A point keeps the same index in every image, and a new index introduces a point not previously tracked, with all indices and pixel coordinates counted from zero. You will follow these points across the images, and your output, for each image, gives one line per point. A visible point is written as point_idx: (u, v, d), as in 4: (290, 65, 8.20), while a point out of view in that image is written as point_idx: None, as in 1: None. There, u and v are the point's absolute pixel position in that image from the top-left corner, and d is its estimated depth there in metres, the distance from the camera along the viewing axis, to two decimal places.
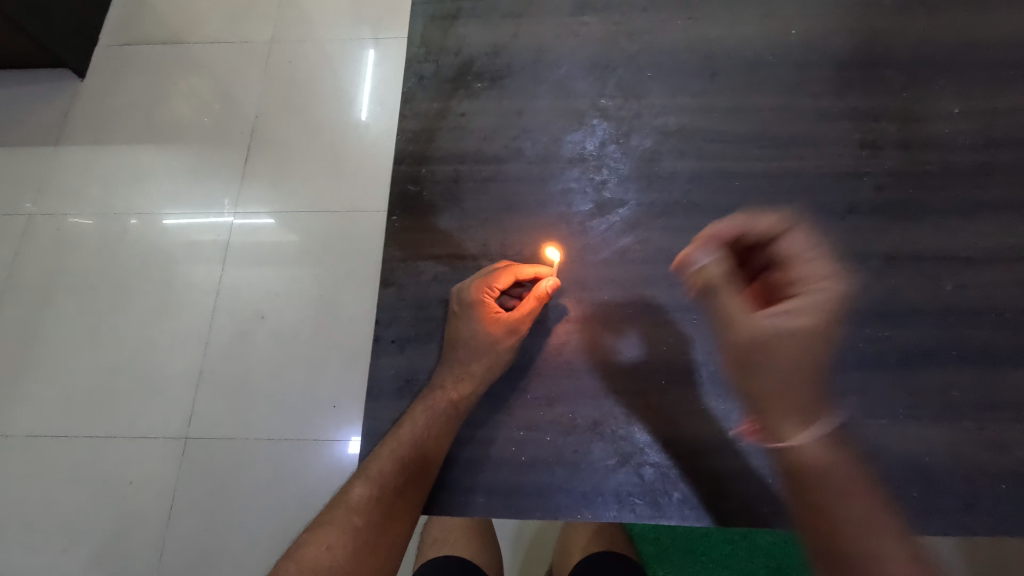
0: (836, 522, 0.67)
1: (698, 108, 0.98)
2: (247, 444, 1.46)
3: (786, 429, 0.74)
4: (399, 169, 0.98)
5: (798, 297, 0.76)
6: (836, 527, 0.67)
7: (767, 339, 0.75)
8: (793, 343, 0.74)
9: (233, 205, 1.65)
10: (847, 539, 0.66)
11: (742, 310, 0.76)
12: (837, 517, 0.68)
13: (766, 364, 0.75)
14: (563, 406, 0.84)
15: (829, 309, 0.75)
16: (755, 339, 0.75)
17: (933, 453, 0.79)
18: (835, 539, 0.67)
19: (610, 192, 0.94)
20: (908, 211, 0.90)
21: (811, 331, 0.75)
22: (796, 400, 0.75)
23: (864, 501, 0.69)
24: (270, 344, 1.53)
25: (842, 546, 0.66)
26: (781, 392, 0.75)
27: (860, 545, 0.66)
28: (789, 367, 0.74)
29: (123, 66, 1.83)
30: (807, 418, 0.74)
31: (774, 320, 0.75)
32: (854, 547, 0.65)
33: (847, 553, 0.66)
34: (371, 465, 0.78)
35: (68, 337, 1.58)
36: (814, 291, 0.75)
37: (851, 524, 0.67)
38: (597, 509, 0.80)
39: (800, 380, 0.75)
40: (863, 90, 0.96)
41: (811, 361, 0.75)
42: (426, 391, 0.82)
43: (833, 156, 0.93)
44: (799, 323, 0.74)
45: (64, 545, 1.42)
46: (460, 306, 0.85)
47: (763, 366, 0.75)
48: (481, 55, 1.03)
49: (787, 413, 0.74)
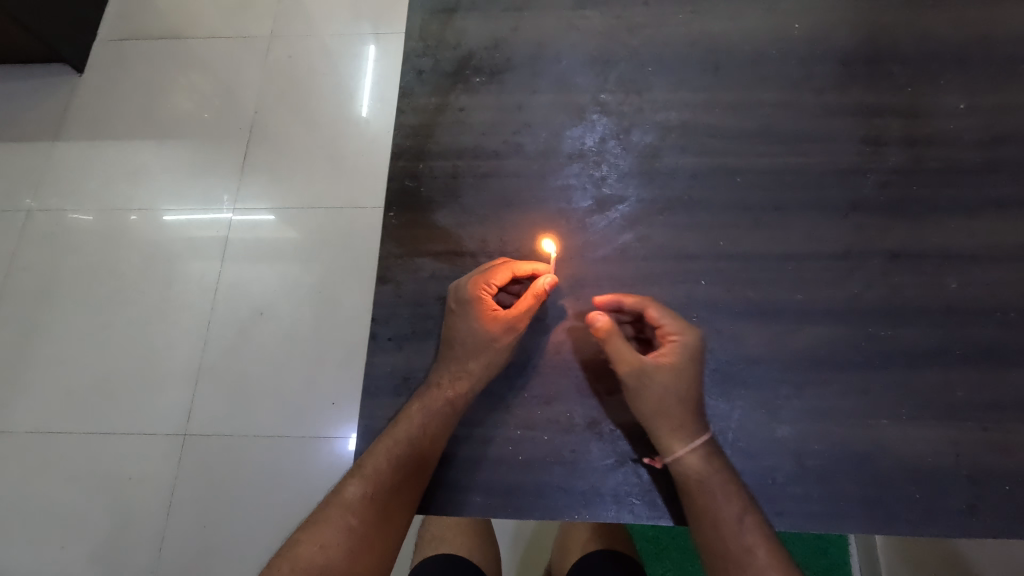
0: (715, 527, 0.73)
1: (700, 103, 0.96)
2: (246, 440, 1.45)
3: (673, 448, 0.76)
4: (397, 164, 0.97)
5: (671, 340, 0.80)
6: (715, 532, 0.73)
7: (644, 375, 0.78)
8: (668, 378, 0.78)
9: (232, 201, 1.64)
10: (722, 541, 0.73)
11: (622, 349, 0.80)
12: (716, 523, 0.73)
13: (644, 398, 0.78)
14: (562, 404, 0.83)
15: (692, 356, 0.79)
16: (632, 374, 0.79)
17: (937, 454, 0.78)
18: (713, 541, 0.74)
19: (610, 188, 0.93)
20: (912, 208, 0.88)
21: (682, 371, 0.78)
22: (677, 423, 0.77)
23: (741, 502, 0.74)
24: (268, 340, 1.52)
25: (717, 546, 0.73)
26: (663, 418, 0.77)
27: (734, 546, 0.72)
28: (664, 400, 0.77)
29: (122, 61, 1.82)
30: (691, 439, 0.76)
31: (646, 361, 0.79)
32: (727, 548, 0.73)
33: (721, 551, 0.73)
34: (366, 463, 0.77)
35: (66, 333, 1.57)
36: (682, 336, 0.80)
37: (728, 529, 0.73)
38: (595, 509, 0.79)
39: (681, 408, 0.77)
40: (868, 85, 0.95)
41: (689, 395, 0.78)
42: (423, 389, 0.81)
43: (837, 152, 0.92)
44: (668, 362, 0.78)
45: (62, 541, 1.42)
46: (458, 302, 0.83)
47: (641, 399, 0.78)
48: (481, 49, 1.02)
49: (672, 434, 0.76)
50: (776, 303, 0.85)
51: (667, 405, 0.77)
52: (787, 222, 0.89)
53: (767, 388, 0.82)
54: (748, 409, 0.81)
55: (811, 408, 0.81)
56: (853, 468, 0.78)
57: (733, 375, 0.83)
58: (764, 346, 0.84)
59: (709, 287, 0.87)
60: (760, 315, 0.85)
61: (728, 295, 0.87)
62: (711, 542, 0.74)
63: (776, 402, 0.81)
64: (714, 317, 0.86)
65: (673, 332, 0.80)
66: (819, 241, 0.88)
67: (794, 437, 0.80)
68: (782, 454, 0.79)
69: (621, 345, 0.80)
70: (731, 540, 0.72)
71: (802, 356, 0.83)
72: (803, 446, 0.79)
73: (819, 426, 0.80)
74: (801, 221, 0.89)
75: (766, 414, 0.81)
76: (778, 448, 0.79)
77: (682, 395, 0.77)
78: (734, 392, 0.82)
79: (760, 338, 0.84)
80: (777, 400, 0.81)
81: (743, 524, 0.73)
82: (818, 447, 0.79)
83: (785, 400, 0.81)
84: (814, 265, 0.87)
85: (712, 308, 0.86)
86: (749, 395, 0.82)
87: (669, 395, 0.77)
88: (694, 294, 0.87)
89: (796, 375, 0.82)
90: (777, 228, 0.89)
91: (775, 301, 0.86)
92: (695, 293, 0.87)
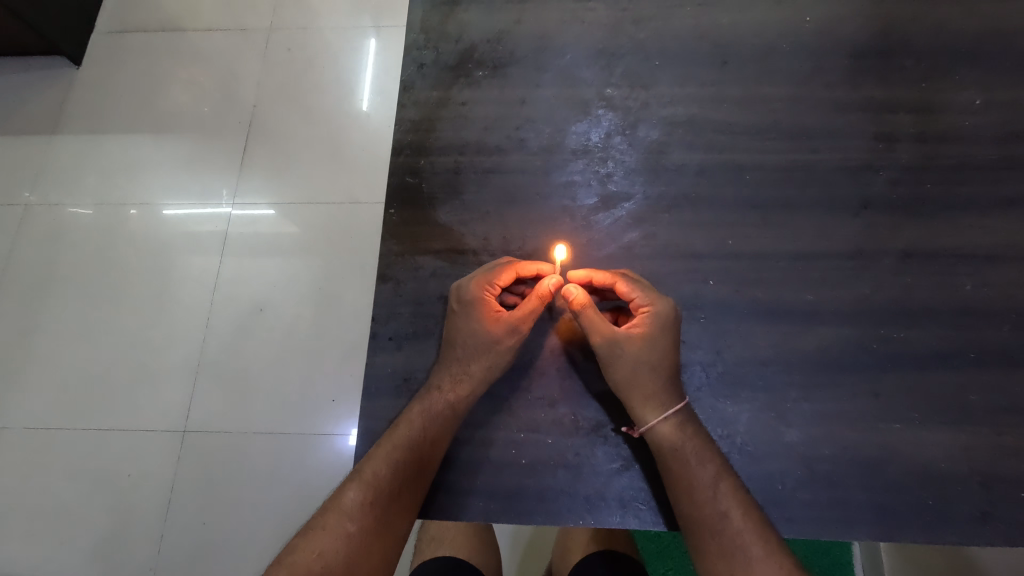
0: (691, 494, 0.72)
1: (708, 98, 0.94)
2: (245, 438, 1.44)
3: (645, 416, 0.76)
4: (398, 160, 0.95)
5: (643, 310, 0.79)
6: (690, 498, 0.72)
7: (614, 345, 0.78)
8: (640, 348, 0.77)
9: (232, 196, 1.62)
10: (699, 508, 0.72)
11: (593, 321, 0.79)
12: (691, 489, 0.72)
13: (616, 369, 0.78)
14: (565, 407, 0.81)
15: (666, 327, 0.78)
16: (604, 345, 0.78)
17: (949, 459, 0.76)
18: (689, 509, 0.72)
19: (615, 184, 0.91)
20: (925, 207, 0.86)
21: (655, 341, 0.77)
22: (650, 393, 0.76)
23: (717, 467, 0.72)
24: (267, 337, 1.50)
25: (693, 513, 0.72)
26: (635, 387, 0.77)
27: (710, 512, 0.71)
28: (636, 370, 0.77)
29: (120, 53, 1.79)
30: (664, 409, 0.75)
31: (617, 332, 0.79)
32: (703, 514, 0.71)
33: (698, 519, 0.72)
34: (365, 467, 0.75)
35: (65, 329, 1.56)
36: (653, 306, 0.78)
37: (704, 495, 0.71)
38: (599, 514, 0.77)
39: (654, 377, 0.76)
40: (881, 80, 0.92)
41: (663, 365, 0.77)
42: (423, 392, 0.79)
43: (848, 149, 0.90)
44: (639, 334, 0.78)
45: (62, 538, 1.40)
46: (460, 303, 0.82)
47: (613, 370, 0.78)
48: (483, 42, 0.99)
49: (644, 403, 0.76)
50: (786, 304, 0.83)
51: (639, 375, 0.77)
52: (797, 221, 0.87)
53: (776, 391, 0.80)
54: (756, 412, 0.80)
55: (821, 411, 0.79)
56: (863, 473, 0.76)
57: (741, 377, 0.81)
58: (773, 347, 0.82)
59: (717, 287, 0.85)
60: (769, 315, 0.83)
61: (735, 295, 0.84)
62: (688, 509, 0.72)
63: (785, 405, 0.79)
64: (722, 317, 0.84)
65: (644, 302, 0.79)
66: (830, 240, 0.86)
67: (803, 442, 0.78)
68: (791, 458, 0.77)
69: (593, 316, 0.80)
70: (706, 505, 0.71)
71: (813, 358, 0.81)
72: (813, 450, 0.77)
73: (828, 430, 0.78)
74: (812, 219, 0.87)
75: (775, 417, 0.79)
76: (787, 452, 0.78)
77: (654, 365, 0.77)
78: (742, 394, 0.80)
79: (769, 339, 0.82)
80: (786, 403, 0.79)
81: (720, 489, 0.71)
82: (828, 451, 0.77)
83: (794, 403, 0.79)
84: (825, 265, 0.85)
85: (719, 308, 0.84)
86: (757, 397, 0.80)
87: (641, 366, 0.77)
88: (702, 294, 0.85)
89: (806, 378, 0.80)
90: (787, 227, 0.87)
91: (784, 302, 0.84)
92: (703, 293, 0.85)
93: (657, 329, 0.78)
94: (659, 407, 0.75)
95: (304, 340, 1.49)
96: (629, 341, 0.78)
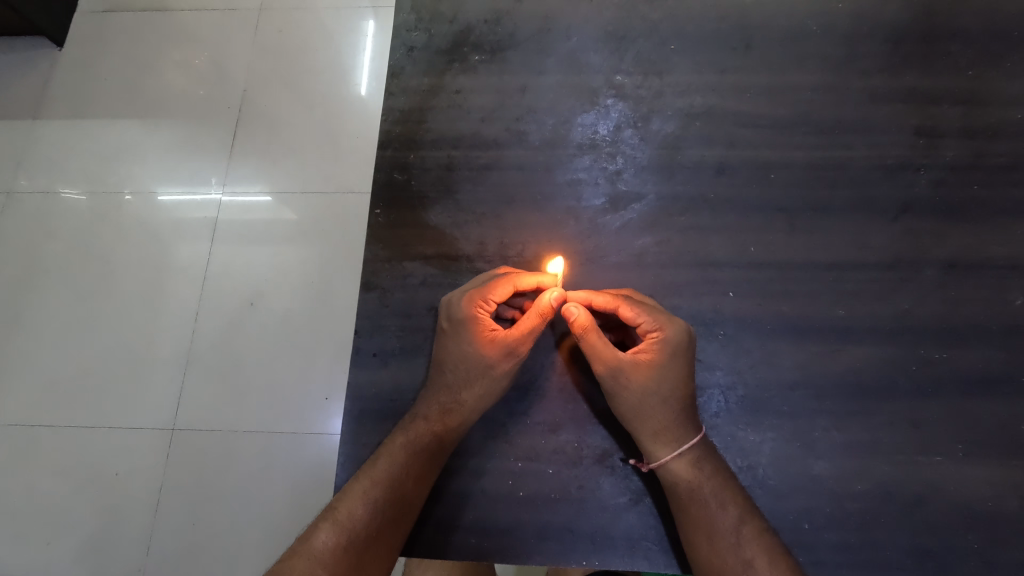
0: (710, 541, 0.65)
1: (729, 87, 0.84)
2: (234, 437, 1.30)
3: (657, 453, 0.68)
4: (386, 155, 0.85)
5: (651, 336, 0.70)
6: (710, 544, 0.65)
7: (619, 376, 0.70)
8: (649, 378, 0.69)
9: (223, 183, 1.49)
10: (719, 555, 0.65)
11: (595, 346, 0.71)
12: (710, 535, 0.65)
13: (622, 400, 0.70)
14: (568, 434, 0.73)
15: (677, 355, 0.69)
16: (607, 374, 0.70)
17: (997, 497, 0.68)
18: (709, 557, 0.65)
19: (626, 183, 0.82)
20: (973, 211, 0.77)
21: (664, 370, 0.69)
22: (662, 427, 0.68)
23: (741, 510, 0.65)
24: (261, 329, 1.36)
25: (714, 562, 0.65)
26: (643, 422, 0.69)
27: (732, 559, 0.64)
28: (643, 401, 0.69)
29: (102, 31, 1.66)
30: (676, 445, 0.68)
31: (622, 360, 0.70)
32: (725, 562, 0.64)
33: (719, 568, 0.64)
34: (340, 505, 0.68)
35: (40, 328, 1.41)
36: (663, 331, 0.69)
37: (725, 540, 0.65)
38: (605, 555, 0.69)
39: (666, 410, 0.68)
40: (924, 67, 0.82)
41: (674, 396, 0.69)
42: (408, 420, 0.72)
43: (885, 146, 0.80)
44: (645, 361, 0.70)
45: (46, 537, 1.27)
46: (450, 321, 0.73)
47: (618, 402, 0.70)
48: (480, 23, 0.90)
49: (654, 438, 0.68)
50: (814, 320, 0.75)
51: (648, 408, 0.68)
52: (829, 226, 0.78)
53: (804, 418, 0.72)
54: (781, 441, 0.71)
55: (852, 441, 0.71)
56: (901, 511, 0.68)
57: (764, 403, 0.73)
58: (799, 369, 0.73)
59: (737, 300, 0.76)
60: (797, 332, 0.75)
61: (759, 309, 0.76)
62: (706, 557, 0.65)
63: (814, 434, 0.71)
64: (743, 334, 0.75)
65: (652, 325, 0.70)
66: (865, 249, 0.77)
67: (832, 475, 0.70)
68: (820, 494, 0.69)
69: (594, 341, 0.71)
70: (727, 552, 0.64)
71: (844, 382, 0.73)
72: (844, 485, 0.69)
73: (861, 462, 0.70)
74: (846, 225, 0.78)
75: (802, 448, 0.71)
76: (815, 486, 0.70)
77: (663, 395, 0.69)
78: (765, 421, 0.72)
79: (796, 360, 0.74)
80: (814, 432, 0.71)
81: (742, 535, 0.64)
82: (860, 487, 0.69)
83: (823, 433, 0.71)
84: (859, 276, 0.76)
85: (740, 323, 0.76)
86: (781, 425, 0.72)
87: (649, 397, 0.69)
88: (721, 307, 0.76)
89: (837, 403, 0.72)
90: (818, 233, 0.78)
91: (813, 318, 0.75)
92: (722, 307, 0.76)
93: (665, 359, 0.69)
94: (673, 443, 0.67)
95: (302, 332, 1.35)
96: (634, 370, 0.70)
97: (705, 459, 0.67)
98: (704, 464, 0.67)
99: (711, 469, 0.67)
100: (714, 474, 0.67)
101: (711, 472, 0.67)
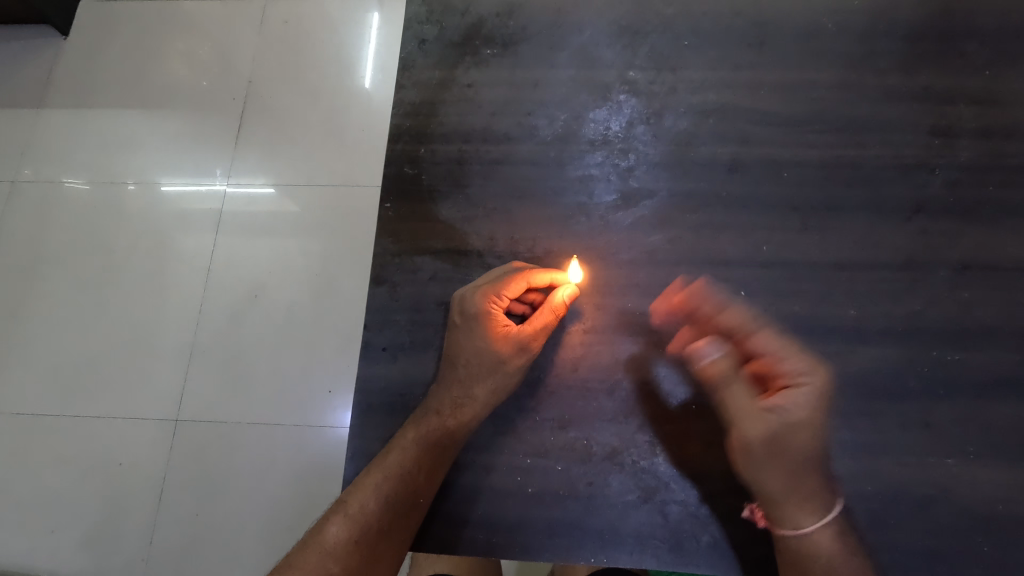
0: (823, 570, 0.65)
1: (742, 85, 0.84)
2: (238, 429, 1.29)
3: (796, 521, 0.66)
4: (395, 148, 0.85)
5: (789, 380, 0.70)
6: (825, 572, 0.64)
7: (778, 428, 0.68)
8: (800, 436, 0.68)
9: (226, 174, 1.48)
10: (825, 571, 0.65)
11: (739, 404, 0.70)
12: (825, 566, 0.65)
13: (770, 468, 0.68)
14: (577, 431, 0.74)
15: (820, 404, 0.70)
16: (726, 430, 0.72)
17: (1008, 500, 0.68)
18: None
19: (637, 180, 0.81)
20: (988, 212, 0.76)
21: (799, 435, 0.68)
22: (806, 494, 0.67)
23: (822, 533, 0.66)
24: (265, 321, 1.35)
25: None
26: (788, 492, 0.67)
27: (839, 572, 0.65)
28: (794, 466, 0.68)
29: (108, 19, 1.65)
30: (818, 514, 0.67)
31: (779, 420, 0.68)
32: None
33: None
34: (350, 500, 0.68)
35: (45, 317, 1.41)
36: (800, 385, 0.70)
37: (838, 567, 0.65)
38: (614, 552, 0.69)
39: (811, 473, 0.68)
40: (940, 66, 0.82)
41: (803, 459, 0.68)
42: (419, 416, 0.72)
43: (899, 145, 0.80)
44: (791, 421, 0.68)
45: (50, 525, 1.27)
46: (463, 317, 0.74)
47: (761, 471, 0.68)
48: (492, 16, 0.90)
49: (800, 506, 0.67)
50: (825, 319, 0.74)
51: (800, 472, 0.68)
52: (841, 226, 0.78)
53: None
54: None
55: (862, 442, 0.71)
56: (910, 513, 0.68)
57: None
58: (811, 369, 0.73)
59: (749, 299, 0.76)
60: (808, 332, 0.74)
61: (771, 308, 0.75)
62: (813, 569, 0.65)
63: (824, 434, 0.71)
64: None
65: (795, 376, 0.70)
66: (876, 249, 0.76)
67: (843, 476, 0.70)
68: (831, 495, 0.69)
69: (742, 398, 0.70)
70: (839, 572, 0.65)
71: (855, 382, 0.72)
72: (853, 487, 0.69)
73: (870, 463, 0.70)
74: (859, 224, 0.77)
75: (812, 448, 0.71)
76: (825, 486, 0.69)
77: (802, 457, 0.68)
78: None
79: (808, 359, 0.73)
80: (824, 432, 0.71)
81: (838, 555, 0.66)
82: (870, 488, 0.69)
83: (833, 433, 0.71)
84: (871, 277, 0.75)
85: (752, 322, 0.75)
86: None
87: (798, 459, 0.68)
88: (732, 306, 0.76)
89: (846, 404, 0.72)
90: (830, 233, 0.77)
91: (825, 317, 0.75)
92: (733, 305, 0.76)
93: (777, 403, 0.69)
94: (783, 501, 0.67)
95: (306, 325, 1.34)
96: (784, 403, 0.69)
97: (813, 498, 0.67)
98: (809, 499, 0.67)
99: (818, 501, 0.67)
100: (811, 505, 0.67)
101: (818, 501, 0.67)
